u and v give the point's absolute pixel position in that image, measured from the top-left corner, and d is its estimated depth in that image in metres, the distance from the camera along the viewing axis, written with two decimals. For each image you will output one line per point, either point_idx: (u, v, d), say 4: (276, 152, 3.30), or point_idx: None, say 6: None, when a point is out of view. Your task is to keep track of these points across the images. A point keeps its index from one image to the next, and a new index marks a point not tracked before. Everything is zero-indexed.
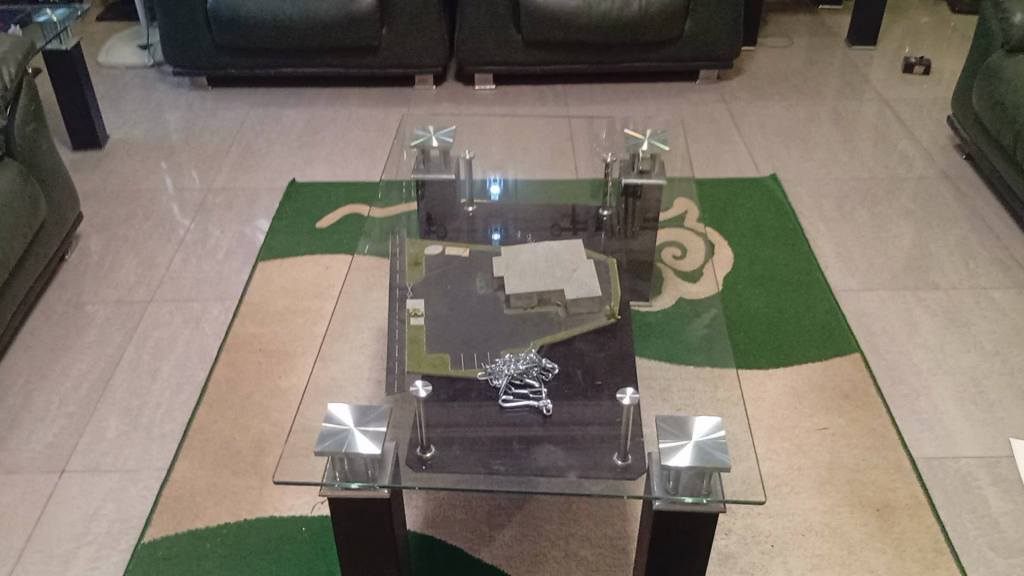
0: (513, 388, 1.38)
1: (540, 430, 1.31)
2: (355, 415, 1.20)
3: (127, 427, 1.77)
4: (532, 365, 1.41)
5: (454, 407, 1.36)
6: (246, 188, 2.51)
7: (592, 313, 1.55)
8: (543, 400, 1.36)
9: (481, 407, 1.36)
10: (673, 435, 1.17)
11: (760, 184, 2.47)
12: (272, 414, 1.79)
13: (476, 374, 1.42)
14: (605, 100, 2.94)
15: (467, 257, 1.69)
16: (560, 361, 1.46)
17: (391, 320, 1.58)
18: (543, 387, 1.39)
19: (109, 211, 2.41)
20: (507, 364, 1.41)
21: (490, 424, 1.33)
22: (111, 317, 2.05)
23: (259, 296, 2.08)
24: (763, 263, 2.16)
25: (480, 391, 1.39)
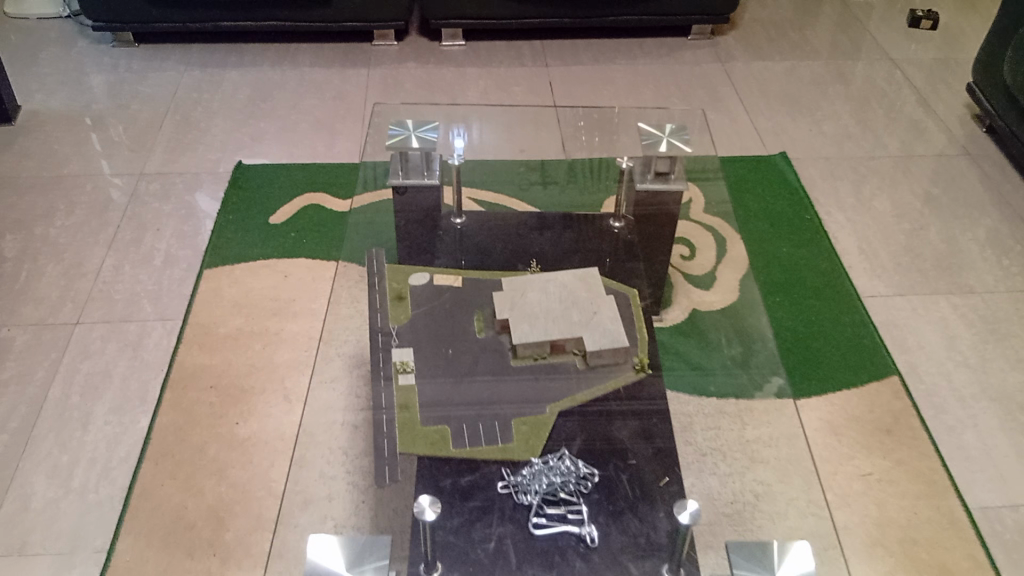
0: (547, 509, 1.12)
1: (585, 570, 1.06)
2: (345, 553, 0.95)
3: (56, 492, 1.48)
4: (568, 475, 1.15)
5: (471, 530, 1.10)
6: (185, 172, 2.17)
7: (616, 366, 1.31)
8: (585, 525, 1.10)
9: (506, 534, 1.10)
10: (753, 563, 0.95)
11: (772, 165, 2.22)
12: (230, 471, 1.52)
13: (496, 487, 1.15)
14: (590, 60, 2.63)
15: (461, 290, 1.42)
16: (595, 456, 1.20)
17: (375, 375, 1.30)
18: (581, 502, 1.13)
19: (23, 204, 2.06)
20: (540, 480, 1.14)
21: (522, 560, 1.07)
22: (31, 344, 1.74)
23: (207, 315, 1.78)
24: (781, 265, 1.93)
25: (503, 510, 1.13)
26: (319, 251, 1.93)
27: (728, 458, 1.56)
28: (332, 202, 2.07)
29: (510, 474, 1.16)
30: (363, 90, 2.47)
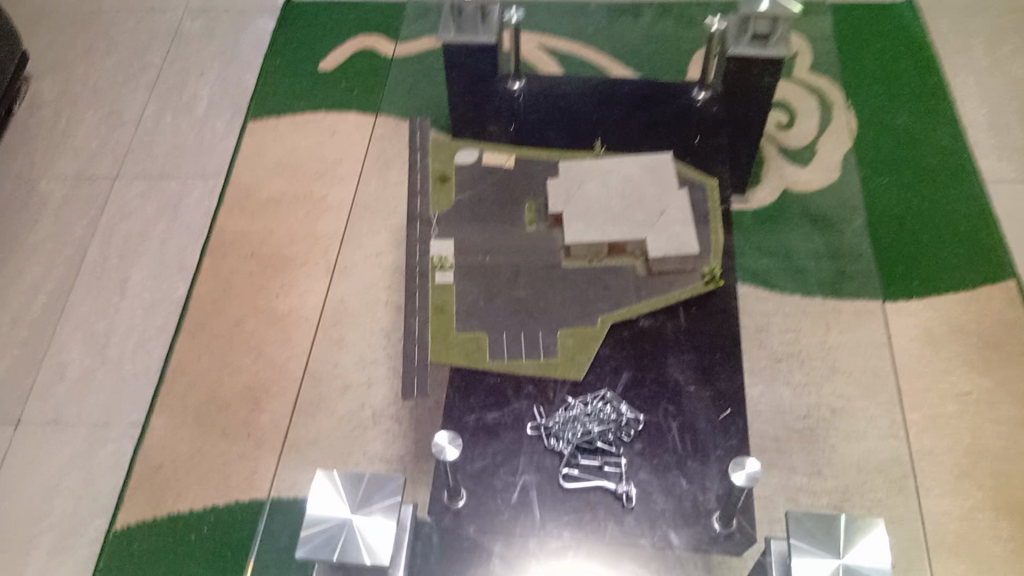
0: (580, 459, 1.00)
1: (617, 531, 0.95)
2: (349, 493, 0.87)
3: (93, 361, 1.45)
4: (607, 420, 1.03)
5: (496, 474, 1.01)
6: (232, 8, 1.99)
7: (684, 273, 1.14)
8: (623, 481, 0.99)
9: (532, 483, 1.00)
10: (813, 537, 0.84)
11: (894, 13, 1.90)
12: (267, 348, 1.44)
13: (526, 429, 1.05)
14: None
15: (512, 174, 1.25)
16: (642, 398, 1.07)
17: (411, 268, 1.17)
18: (620, 453, 1.02)
19: (65, 41, 1.94)
20: (574, 427, 1.03)
21: (547, 514, 0.97)
22: (71, 199, 1.67)
23: (249, 174, 1.67)
24: (893, 135, 1.68)
25: (532, 456, 1.02)
26: (368, 103, 1.76)
27: (806, 366, 1.38)
28: (387, 45, 1.86)
29: (544, 417, 1.05)
30: None
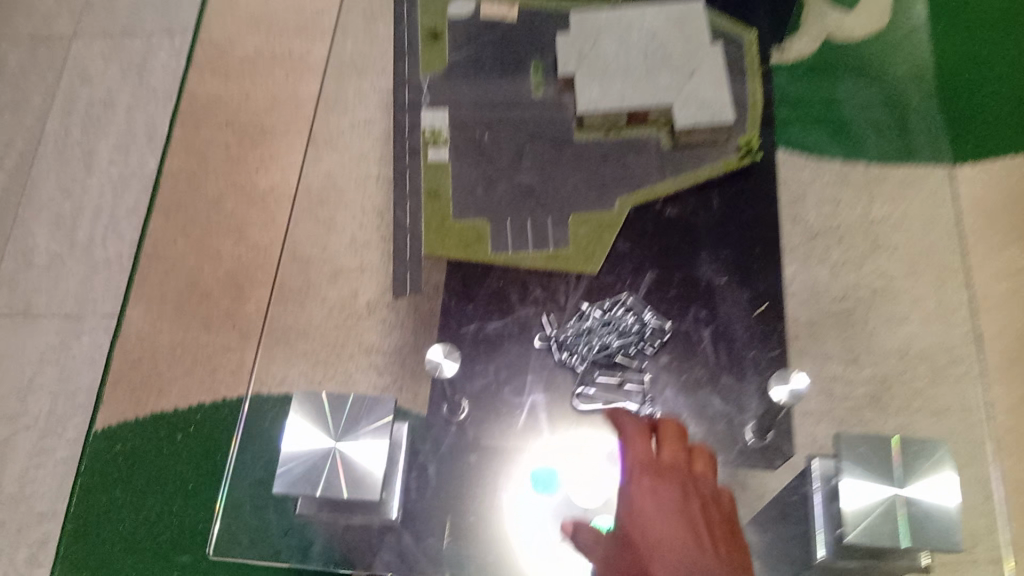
0: (597, 374, 0.94)
1: None
2: (334, 418, 0.78)
3: (61, 246, 1.32)
4: (627, 330, 0.95)
5: (501, 392, 0.94)
6: None
7: (714, 147, 1.03)
8: (644, 399, 0.93)
9: (542, 405, 0.94)
10: (866, 466, 0.78)
11: None
12: (249, 230, 1.31)
13: (534, 342, 0.98)
14: None
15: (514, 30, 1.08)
16: (667, 304, 1.00)
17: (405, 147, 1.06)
18: (643, 367, 0.96)
19: None
20: (590, 339, 0.96)
21: (560, 439, 0.91)
22: (23, 60, 1.49)
23: (220, 29, 1.48)
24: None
25: (541, 372, 0.96)
26: None
27: (845, 244, 1.22)
28: None
29: (555, 329, 0.97)
30: None
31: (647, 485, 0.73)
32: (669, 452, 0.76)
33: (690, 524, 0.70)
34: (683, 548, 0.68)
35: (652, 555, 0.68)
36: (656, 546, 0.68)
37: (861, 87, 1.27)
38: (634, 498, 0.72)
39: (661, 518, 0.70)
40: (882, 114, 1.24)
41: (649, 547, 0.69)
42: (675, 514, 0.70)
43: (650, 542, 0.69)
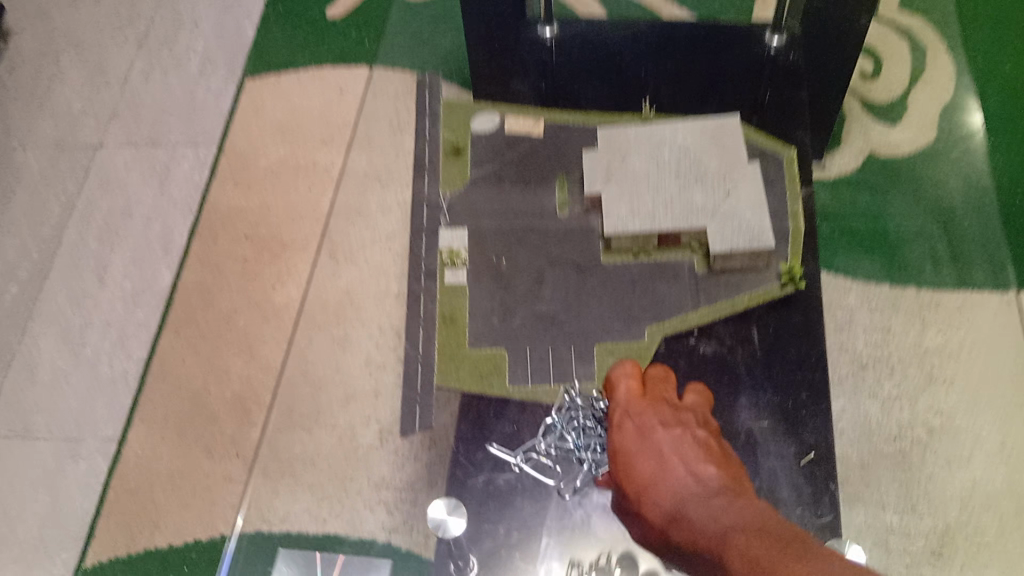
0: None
1: None
2: None
3: (65, 363, 1.27)
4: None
5: (509, 557, 0.93)
6: None
7: (748, 272, 1.07)
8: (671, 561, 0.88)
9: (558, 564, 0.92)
10: None
11: None
12: (261, 348, 1.24)
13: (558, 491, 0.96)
14: None
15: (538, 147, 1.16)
16: None
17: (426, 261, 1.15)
18: None
19: None
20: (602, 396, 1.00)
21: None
22: (48, 170, 1.47)
23: (246, 140, 1.46)
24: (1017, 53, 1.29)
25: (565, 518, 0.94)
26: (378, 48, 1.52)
27: (899, 373, 1.07)
28: None
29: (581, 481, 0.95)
30: None
31: (626, 425, 0.80)
32: (651, 396, 0.83)
33: (670, 455, 0.75)
34: (669, 483, 0.73)
35: (644, 490, 0.75)
36: (646, 481, 0.75)
37: (914, 218, 1.19)
38: (621, 452, 0.79)
39: (647, 450, 0.77)
40: (944, 250, 1.15)
41: (641, 483, 0.75)
42: (657, 450, 0.76)
43: (641, 484, 0.75)
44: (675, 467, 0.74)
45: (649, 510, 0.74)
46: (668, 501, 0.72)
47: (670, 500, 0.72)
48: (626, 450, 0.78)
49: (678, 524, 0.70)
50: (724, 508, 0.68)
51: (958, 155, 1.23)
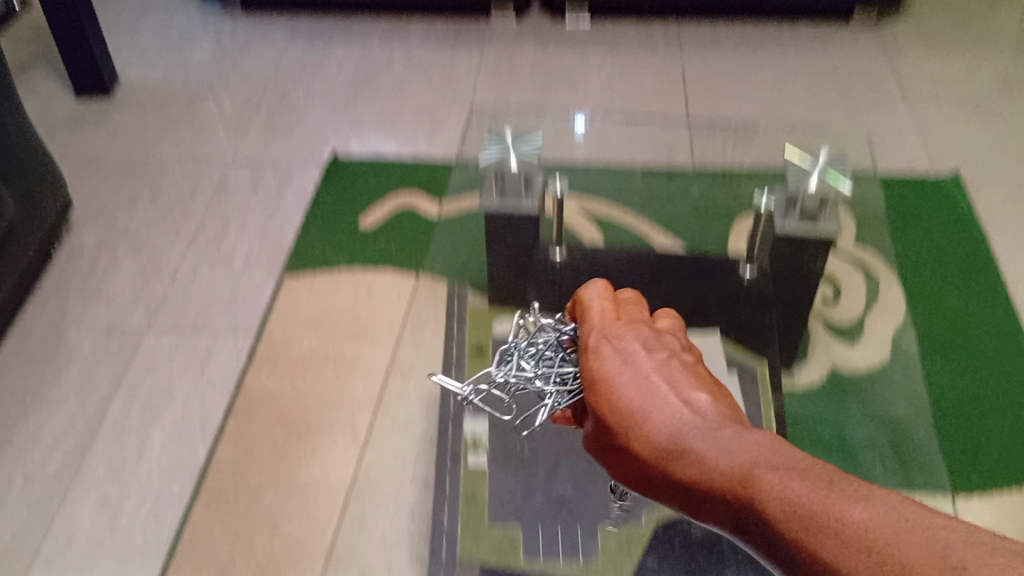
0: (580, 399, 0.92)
1: None
2: None
3: (101, 530, 1.36)
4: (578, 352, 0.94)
5: None
6: (278, 162, 2.03)
7: None
8: None
9: None
10: None
11: (943, 193, 1.83)
12: (285, 522, 1.35)
13: None
14: (730, 48, 2.32)
15: None
16: None
17: (448, 449, 1.21)
18: None
19: (111, 188, 1.97)
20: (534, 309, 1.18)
21: None
22: (99, 349, 1.63)
23: (281, 331, 1.63)
24: (947, 328, 1.54)
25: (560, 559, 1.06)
26: (412, 254, 1.78)
27: None
28: (429, 206, 1.89)
29: None
30: (474, 76, 2.27)
31: (612, 354, 0.79)
32: (624, 325, 0.84)
33: (658, 383, 0.74)
34: (659, 410, 0.72)
35: (638, 417, 0.72)
36: (637, 411, 0.73)
37: (866, 428, 1.33)
38: (609, 378, 0.77)
39: (634, 382, 0.75)
40: (890, 453, 1.28)
41: (631, 412, 0.73)
42: (646, 383, 0.75)
43: (630, 411, 0.73)
44: (664, 396, 0.73)
45: (639, 448, 0.71)
46: (662, 435, 0.70)
47: (660, 430, 0.70)
48: (609, 375, 0.77)
49: (677, 463, 0.67)
50: (722, 438, 0.66)
51: (909, 363, 1.38)
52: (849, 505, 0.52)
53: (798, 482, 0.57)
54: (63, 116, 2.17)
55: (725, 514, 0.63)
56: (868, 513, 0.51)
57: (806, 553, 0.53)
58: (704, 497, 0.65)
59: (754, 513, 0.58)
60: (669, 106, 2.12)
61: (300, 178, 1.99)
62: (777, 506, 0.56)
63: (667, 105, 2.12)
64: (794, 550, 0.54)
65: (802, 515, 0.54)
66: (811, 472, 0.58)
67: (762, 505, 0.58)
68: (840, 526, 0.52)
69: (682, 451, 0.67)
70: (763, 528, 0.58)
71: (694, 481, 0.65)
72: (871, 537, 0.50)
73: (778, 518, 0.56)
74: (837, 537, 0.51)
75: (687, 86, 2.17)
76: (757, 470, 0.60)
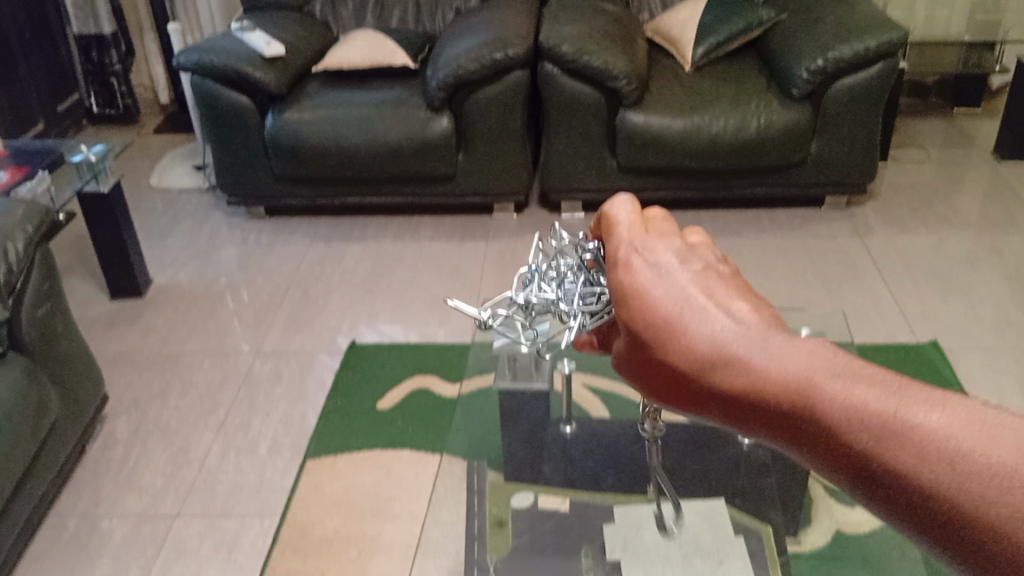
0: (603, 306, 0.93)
1: None
2: None
3: None
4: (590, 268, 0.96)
5: None
6: (300, 351, 2.17)
7: None
8: None
9: None
10: None
11: (922, 358, 1.97)
12: None
13: None
14: (714, 233, 2.53)
15: (570, 517, 1.42)
16: None
17: None
18: None
19: (143, 382, 2.10)
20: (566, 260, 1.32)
21: None
22: (130, 536, 1.69)
23: (305, 512, 1.71)
24: None
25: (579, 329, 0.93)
26: (430, 433, 1.88)
27: None
28: (443, 387, 2.01)
29: None
30: (481, 267, 2.46)
31: (634, 259, 0.54)
32: (651, 234, 0.57)
33: (701, 294, 0.49)
34: (704, 317, 0.48)
35: (671, 336, 0.49)
36: (672, 327, 0.49)
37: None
38: (631, 287, 0.52)
39: (668, 287, 0.51)
40: None
41: (663, 330, 0.49)
42: (688, 296, 0.49)
43: (659, 332, 0.49)
44: (712, 311, 0.48)
45: (653, 363, 0.50)
46: (700, 343, 0.47)
47: (709, 350, 0.46)
48: (635, 288, 0.52)
49: (714, 383, 0.46)
50: (793, 353, 0.44)
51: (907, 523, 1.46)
52: (977, 438, 0.36)
53: (918, 411, 0.38)
54: (99, 317, 2.33)
55: (814, 453, 0.42)
56: (1002, 453, 0.35)
57: (921, 507, 0.37)
58: (756, 424, 0.45)
59: (837, 455, 0.40)
60: None
61: (321, 365, 2.12)
62: (890, 454, 0.38)
63: None
64: (946, 516, 0.36)
65: (922, 466, 0.37)
66: (933, 398, 0.39)
67: (862, 446, 0.39)
68: (965, 471, 0.36)
69: (730, 369, 0.45)
70: (853, 474, 0.40)
71: (736, 403, 0.45)
72: (1014, 491, 0.34)
73: (882, 465, 0.38)
74: (968, 497, 0.36)
75: None
76: (853, 396, 0.40)
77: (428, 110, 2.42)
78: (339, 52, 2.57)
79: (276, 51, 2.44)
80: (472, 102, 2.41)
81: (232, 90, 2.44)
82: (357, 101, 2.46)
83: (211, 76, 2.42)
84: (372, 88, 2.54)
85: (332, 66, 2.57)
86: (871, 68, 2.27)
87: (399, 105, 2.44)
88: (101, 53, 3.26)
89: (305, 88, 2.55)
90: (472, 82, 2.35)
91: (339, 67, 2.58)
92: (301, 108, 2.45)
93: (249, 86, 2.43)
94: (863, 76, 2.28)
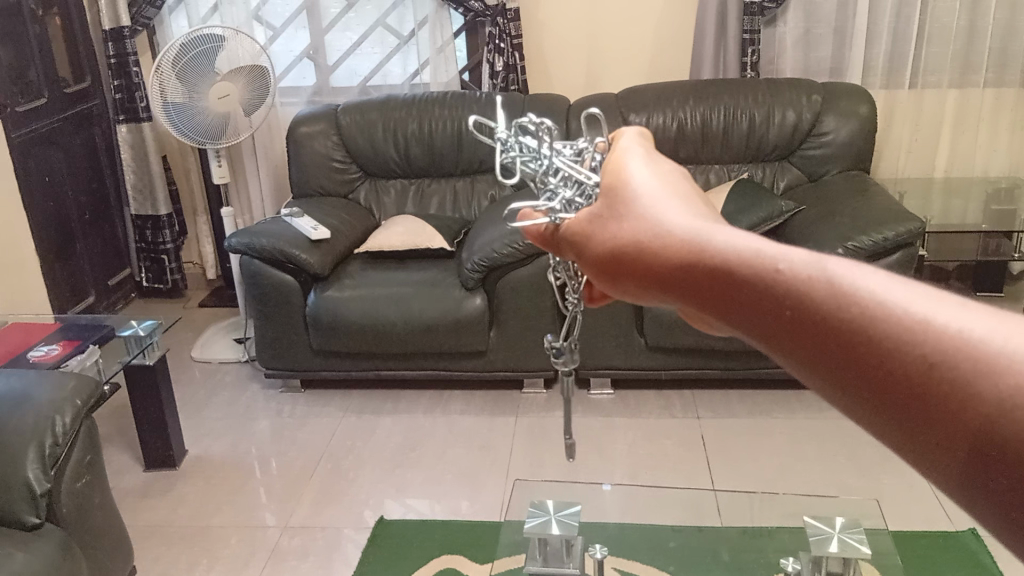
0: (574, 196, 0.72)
1: None
2: None
3: None
4: (594, 154, 0.76)
5: None
6: (328, 527, 2.16)
7: None
8: None
9: None
10: None
11: (962, 544, 1.93)
12: None
13: None
14: (744, 412, 2.54)
15: None
16: None
17: None
18: None
19: (171, 557, 2.09)
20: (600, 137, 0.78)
21: None
22: None
23: None
24: None
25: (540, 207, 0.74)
26: None
27: None
28: (472, 567, 1.98)
29: None
30: (511, 442, 2.47)
31: (632, 174, 0.65)
32: (656, 154, 0.69)
33: (687, 203, 0.61)
34: (682, 214, 0.59)
35: (648, 224, 0.60)
36: (651, 219, 0.60)
37: None
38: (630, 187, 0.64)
39: (657, 196, 0.62)
40: None
41: (645, 221, 0.60)
42: (675, 203, 0.61)
43: (642, 222, 0.61)
44: (691, 214, 0.60)
45: (632, 235, 0.61)
46: (677, 226, 0.58)
47: (681, 229, 0.58)
48: (633, 190, 0.64)
49: (682, 241, 0.56)
50: (756, 235, 0.55)
51: None
52: (901, 293, 0.47)
53: (854, 274, 0.49)
54: (132, 488, 2.36)
55: (751, 304, 0.52)
56: (945, 318, 0.44)
57: (837, 341, 0.48)
58: (706, 284, 0.54)
59: (781, 300, 0.50)
60: (694, 470, 2.28)
61: (347, 540, 2.11)
62: (830, 295, 0.48)
63: (692, 469, 2.28)
64: (862, 349, 0.46)
65: (854, 309, 0.47)
66: (875, 274, 0.49)
67: (800, 288, 0.49)
68: (886, 313, 0.46)
69: (700, 235, 0.56)
70: (793, 327, 0.50)
71: (690, 255, 0.55)
72: (920, 323, 0.45)
73: (821, 314, 0.48)
74: (889, 329, 0.46)
75: (709, 450, 2.36)
76: (809, 260, 0.50)
77: (463, 289, 2.54)
78: (380, 236, 2.73)
79: (322, 234, 2.60)
80: (506, 282, 2.52)
81: (278, 270, 2.58)
82: (397, 280, 2.59)
83: (259, 257, 2.57)
84: (410, 268, 2.67)
85: (372, 248, 2.72)
86: (891, 257, 2.36)
87: (437, 285, 2.55)
88: (155, 232, 3.45)
89: (347, 267, 2.69)
90: (507, 264, 2.48)
91: (380, 249, 2.72)
92: (342, 286, 2.57)
93: (294, 266, 2.57)
94: (883, 264, 2.37)
